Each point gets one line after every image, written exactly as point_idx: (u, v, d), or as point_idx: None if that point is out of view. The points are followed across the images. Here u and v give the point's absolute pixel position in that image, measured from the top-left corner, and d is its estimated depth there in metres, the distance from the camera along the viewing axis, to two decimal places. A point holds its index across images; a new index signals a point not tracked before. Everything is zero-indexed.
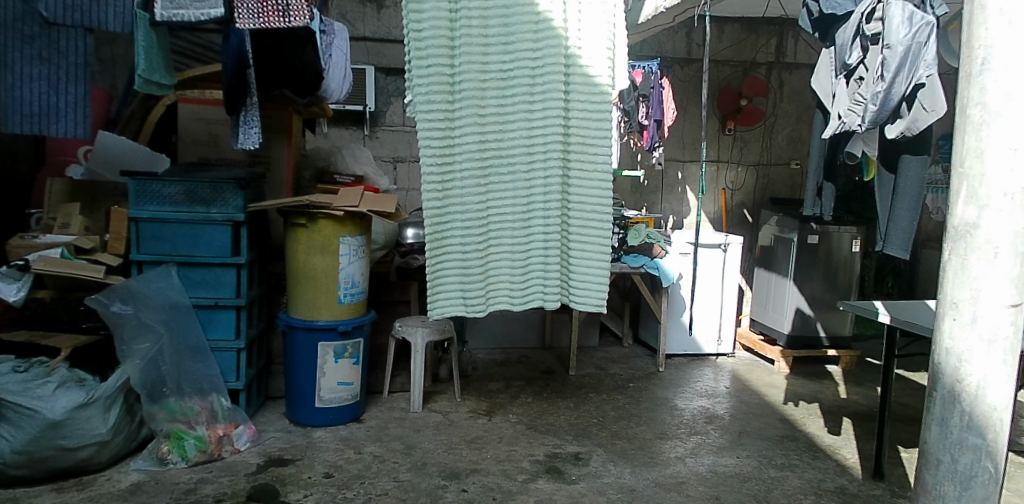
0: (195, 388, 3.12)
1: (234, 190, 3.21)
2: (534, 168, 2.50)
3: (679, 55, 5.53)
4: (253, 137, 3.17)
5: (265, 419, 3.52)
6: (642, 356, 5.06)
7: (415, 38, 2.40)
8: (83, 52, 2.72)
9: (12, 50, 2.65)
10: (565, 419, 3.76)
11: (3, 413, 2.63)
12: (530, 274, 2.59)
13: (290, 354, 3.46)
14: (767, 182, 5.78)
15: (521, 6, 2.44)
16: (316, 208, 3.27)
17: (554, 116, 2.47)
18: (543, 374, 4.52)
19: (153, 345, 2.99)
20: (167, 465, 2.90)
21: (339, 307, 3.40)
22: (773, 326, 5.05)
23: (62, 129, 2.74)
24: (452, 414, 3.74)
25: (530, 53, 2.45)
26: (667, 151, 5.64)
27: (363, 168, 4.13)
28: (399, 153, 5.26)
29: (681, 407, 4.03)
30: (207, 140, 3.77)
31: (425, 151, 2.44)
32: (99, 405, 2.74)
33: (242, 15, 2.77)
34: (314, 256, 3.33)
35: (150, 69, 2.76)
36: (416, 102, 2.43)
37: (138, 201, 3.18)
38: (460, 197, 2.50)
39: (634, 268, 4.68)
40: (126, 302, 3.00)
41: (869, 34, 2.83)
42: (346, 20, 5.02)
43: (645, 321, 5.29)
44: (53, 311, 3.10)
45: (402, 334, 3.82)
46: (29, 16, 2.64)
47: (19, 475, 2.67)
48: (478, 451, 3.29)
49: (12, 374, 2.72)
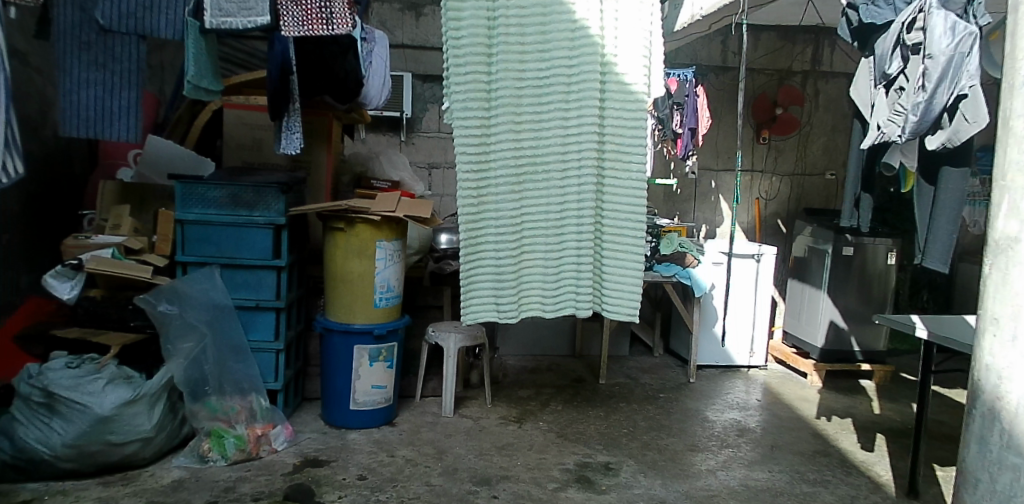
0: (236, 388, 3.18)
1: (276, 195, 3.27)
2: (569, 175, 2.52)
3: (714, 63, 5.49)
4: (295, 143, 3.22)
5: (301, 420, 3.57)
6: (673, 367, 5.02)
7: (453, 46, 2.43)
8: (136, 58, 2.82)
9: (71, 57, 2.75)
10: (595, 428, 3.75)
11: (55, 407, 2.71)
12: (563, 282, 2.60)
13: (327, 356, 3.51)
14: (802, 192, 5.70)
15: (558, 13, 2.46)
16: (354, 213, 3.32)
17: (589, 124, 2.48)
18: (574, 382, 4.50)
19: (196, 345, 3.07)
20: (208, 462, 2.96)
21: (375, 310, 3.44)
22: (806, 339, 4.96)
23: (115, 133, 2.83)
24: (483, 420, 3.75)
25: (567, 61, 2.47)
26: (701, 160, 5.60)
27: (400, 174, 4.18)
28: (434, 159, 5.30)
29: (712, 420, 3.98)
30: (251, 145, 3.83)
31: (462, 157, 2.46)
32: (145, 402, 2.81)
33: (287, 23, 2.81)
34: (351, 260, 3.37)
35: (198, 75, 2.84)
36: (453, 108, 2.45)
37: (185, 204, 3.26)
38: (495, 204, 2.51)
39: (666, 277, 4.64)
40: (172, 302, 3.08)
41: (909, 44, 2.76)
42: (385, 27, 5.09)
43: (676, 331, 5.25)
44: (105, 310, 3.18)
45: (435, 339, 3.85)
46: (87, 24, 2.74)
47: (68, 469, 2.75)
48: (508, 458, 3.29)
49: (65, 369, 2.79)
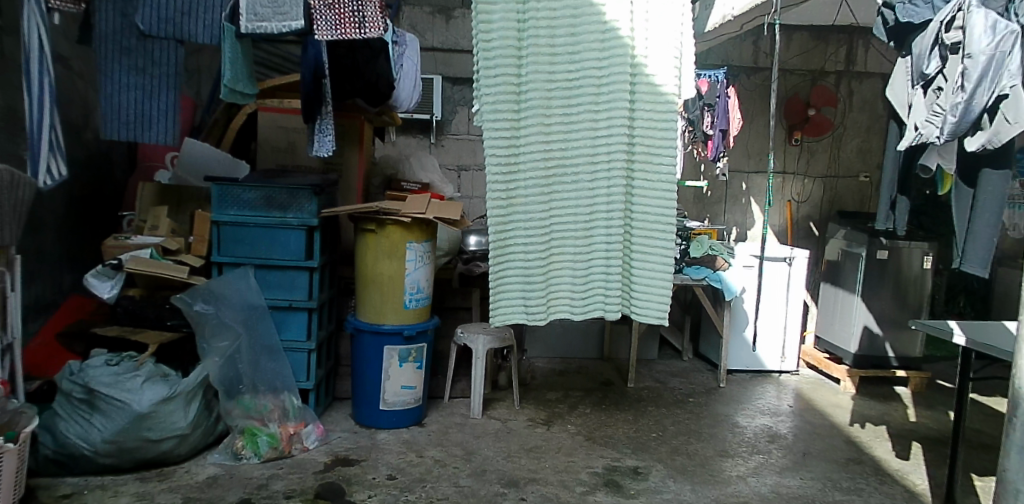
0: (269, 386, 3.23)
1: (309, 196, 3.32)
2: (598, 177, 2.51)
3: (746, 64, 5.43)
4: (328, 145, 3.26)
5: (332, 419, 3.61)
6: (702, 371, 4.96)
7: (483, 48, 2.43)
8: (174, 62, 2.87)
9: (112, 61, 2.82)
10: (623, 432, 3.72)
11: (96, 404, 2.78)
12: (592, 284, 2.59)
13: (357, 357, 3.55)
14: (836, 195, 5.60)
15: (588, 14, 2.45)
16: (385, 215, 3.35)
17: (619, 125, 2.47)
18: (602, 385, 4.48)
19: (232, 344, 3.13)
20: (241, 459, 3.00)
21: (405, 311, 3.47)
22: (839, 344, 4.87)
23: (154, 136, 2.89)
24: (511, 422, 3.75)
25: (597, 62, 2.46)
26: (732, 162, 5.53)
27: (430, 176, 4.21)
28: (463, 161, 5.33)
29: (742, 425, 3.92)
30: (285, 148, 3.89)
31: (491, 159, 2.46)
32: (182, 399, 2.87)
33: (321, 26, 2.84)
34: (382, 261, 3.40)
35: (234, 79, 2.89)
36: (483, 111, 2.46)
37: (220, 205, 3.32)
38: (524, 206, 2.51)
39: (696, 280, 4.59)
40: (207, 302, 3.15)
41: (948, 43, 2.70)
42: (416, 30, 5.14)
43: (706, 335, 5.19)
44: (143, 308, 3.24)
45: (463, 341, 3.87)
46: (127, 29, 2.82)
47: (107, 464, 2.81)
48: (536, 460, 3.28)
49: (105, 367, 2.86)
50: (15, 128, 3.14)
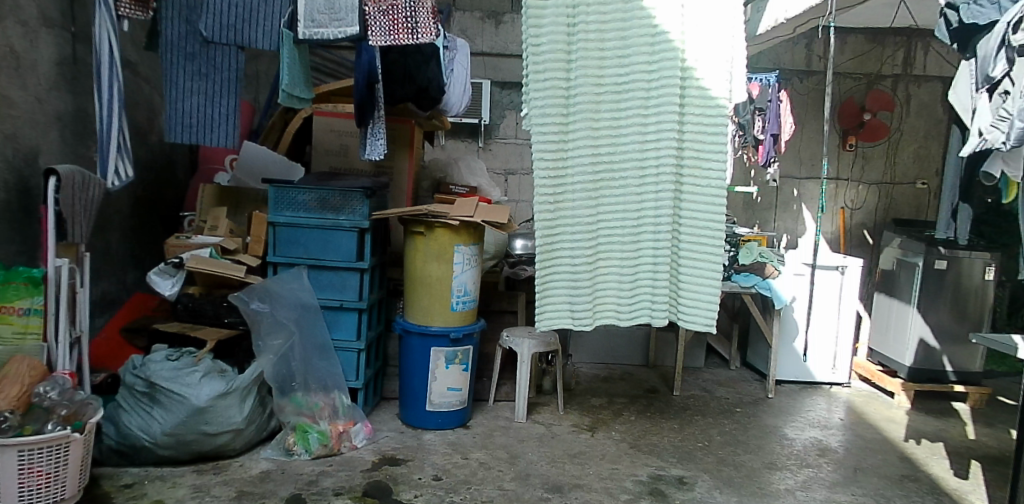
0: (320, 385, 3.30)
1: (361, 198, 3.38)
2: (646, 182, 2.49)
3: (798, 67, 5.32)
4: (379, 149, 3.32)
5: (379, 419, 3.66)
6: (750, 381, 4.86)
7: (533, 52, 2.44)
8: (235, 68, 2.96)
9: (177, 67, 2.93)
10: (669, 440, 3.67)
11: (157, 398, 2.87)
12: (639, 290, 2.57)
13: (405, 357, 3.59)
14: (892, 202, 5.42)
15: (638, 18, 2.44)
16: (433, 218, 3.40)
17: (669, 129, 2.44)
18: (647, 393, 4.43)
19: (285, 342, 3.22)
20: (293, 455, 3.07)
21: (452, 313, 3.50)
22: (894, 356, 4.71)
23: (215, 140, 2.99)
24: (555, 427, 3.74)
25: (646, 66, 2.45)
26: (783, 167, 5.41)
27: (478, 180, 4.24)
28: (511, 165, 5.34)
29: (791, 438, 3.82)
30: (338, 151, 3.96)
31: (539, 164, 2.47)
32: (237, 395, 2.96)
33: (375, 32, 2.90)
34: (430, 264, 3.45)
35: (292, 84, 2.95)
36: (531, 115, 2.46)
37: (276, 207, 3.40)
38: (572, 210, 2.50)
39: (745, 287, 4.50)
40: (263, 301, 3.24)
41: (1017, 45, 2.58)
42: (466, 35, 5.20)
43: (755, 343, 5.08)
44: (202, 306, 3.36)
45: (509, 344, 3.87)
46: (192, 35, 2.92)
47: (166, 456, 2.91)
48: (580, 466, 3.26)
49: (166, 362, 2.96)
50: (84, 131, 3.28)
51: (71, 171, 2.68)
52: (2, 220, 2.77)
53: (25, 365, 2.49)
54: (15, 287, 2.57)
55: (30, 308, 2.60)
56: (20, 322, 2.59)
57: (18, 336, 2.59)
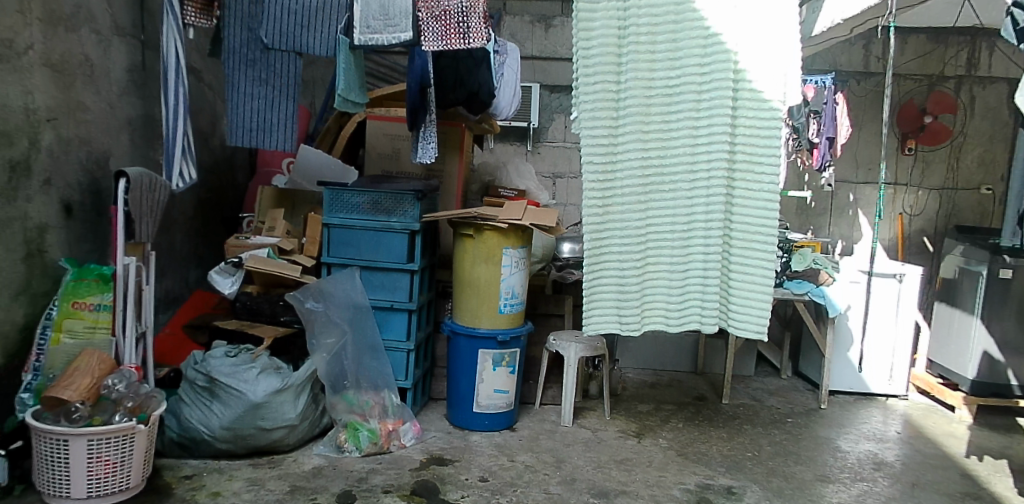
0: (371, 384, 3.36)
1: (412, 201, 3.43)
2: (697, 186, 2.46)
3: (855, 69, 5.18)
4: (430, 152, 3.36)
5: (427, 418, 3.70)
6: (802, 391, 4.74)
7: (583, 55, 2.43)
8: (294, 74, 3.05)
9: (239, 73, 3.03)
10: (717, 449, 3.61)
11: (216, 392, 2.97)
12: (688, 296, 2.54)
13: (453, 359, 3.63)
14: (953, 208, 5.22)
15: (690, 19, 2.41)
16: (482, 220, 3.42)
17: (720, 132, 2.41)
18: (695, 400, 4.37)
19: (337, 341, 3.29)
20: (344, 452, 3.13)
21: (499, 316, 3.51)
22: (955, 369, 4.52)
23: (274, 143, 3.08)
24: (601, 432, 3.72)
25: (697, 69, 2.42)
26: (838, 172, 5.27)
27: (526, 183, 4.26)
28: (559, 169, 5.34)
29: (845, 450, 3.71)
30: (390, 154, 4.03)
31: (588, 167, 2.46)
32: (292, 391, 3.04)
33: (428, 37, 2.94)
34: (479, 266, 3.47)
35: (347, 89, 3.02)
36: (581, 118, 2.46)
37: (331, 208, 3.48)
38: (621, 214, 2.49)
39: (798, 295, 4.36)
40: (318, 300, 3.33)
41: None
42: (516, 39, 5.25)
43: (807, 352, 4.95)
44: (259, 304, 3.45)
45: (555, 348, 3.87)
46: (253, 43, 3.01)
47: (224, 449, 3.00)
48: (627, 472, 3.24)
49: (225, 358, 3.06)
50: (152, 135, 3.42)
51: (140, 174, 2.79)
52: (76, 219, 2.91)
53: (96, 359, 2.62)
54: (87, 284, 2.73)
55: (100, 304, 2.74)
56: (90, 317, 2.72)
57: (88, 330, 2.72)
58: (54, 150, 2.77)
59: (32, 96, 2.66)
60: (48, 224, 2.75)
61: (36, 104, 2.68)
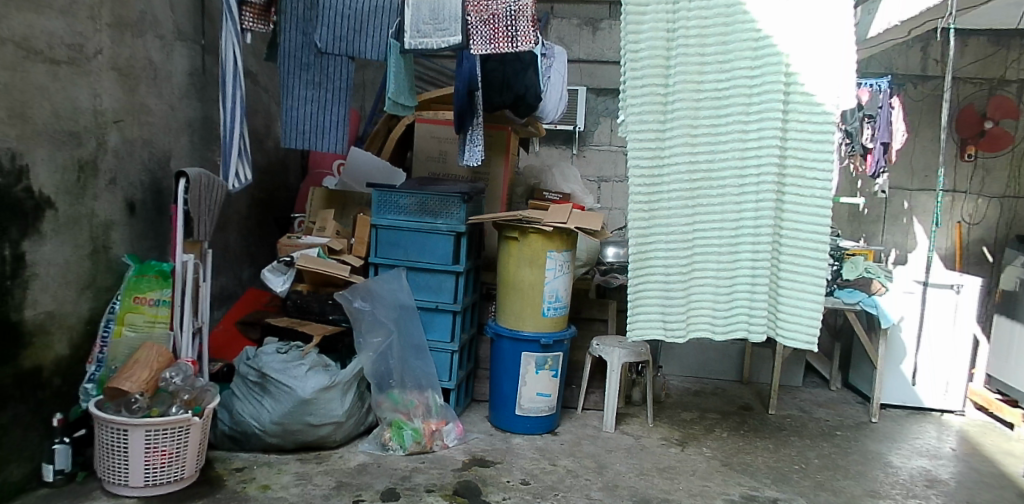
0: (415, 383, 3.40)
1: (458, 203, 3.46)
2: (746, 190, 2.42)
3: (913, 72, 5.03)
4: (476, 155, 3.40)
5: (470, 420, 3.72)
6: (852, 403, 4.61)
7: (631, 58, 2.42)
8: (347, 77, 3.11)
9: (294, 76, 3.11)
10: (762, 460, 3.54)
11: (267, 388, 3.05)
12: (735, 303, 2.50)
13: (496, 362, 3.64)
14: (1016, 217, 5.01)
15: (741, 22, 2.37)
16: (527, 223, 3.43)
17: (771, 137, 2.36)
18: (740, 410, 4.29)
19: (383, 340, 3.34)
20: (388, 450, 3.17)
21: (543, 319, 3.51)
22: (1015, 385, 4.32)
23: (326, 145, 3.15)
24: (644, 439, 3.68)
25: (748, 72, 2.38)
26: (893, 178, 5.11)
27: (572, 186, 4.25)
28: (604, 173, 5.32)
29: (896, 466, 3.59)
30: (437, 156, 4.08)
31: (634, 171, 2.45)
32: (339, 389, 3.09)
33: (476, 41, 2.96)
34: (523, 269, 3.48)
35: (397, 92, 3.07)
36: (628, 121, 2.45)
37: (379, 210, 3.54)
38: (667, 218, 2.47)
39: (849, 304, 4.26)
40: (365, 299, 3.37)
41: None
42: (563, 43, 5.25)
43: (858, 364, 4.81)
44: (308, 302, 3.56)
45: (599, 352, 3.85)
46: (307, 47, 3.09)
47: (273, 444, 3.07)
48: (669, 481, 3.20)
49: (276, 354, 3.14)
50: (210, 136, 3.53)
51: (199, 174, 2.89)
52: (138, 217, 3.02)
53: (155, 352, 2.70)
54: (147, 280, 2.84)
55: (160, 299, 2.85)
56: (150, 311, 2.83)
57: (147, 324, 2.83)
58: (119, 151, 2.89)
59: (100, 98, 2.77)
60: (112, 221, 2.86)
61: (104, 106, 2.79)
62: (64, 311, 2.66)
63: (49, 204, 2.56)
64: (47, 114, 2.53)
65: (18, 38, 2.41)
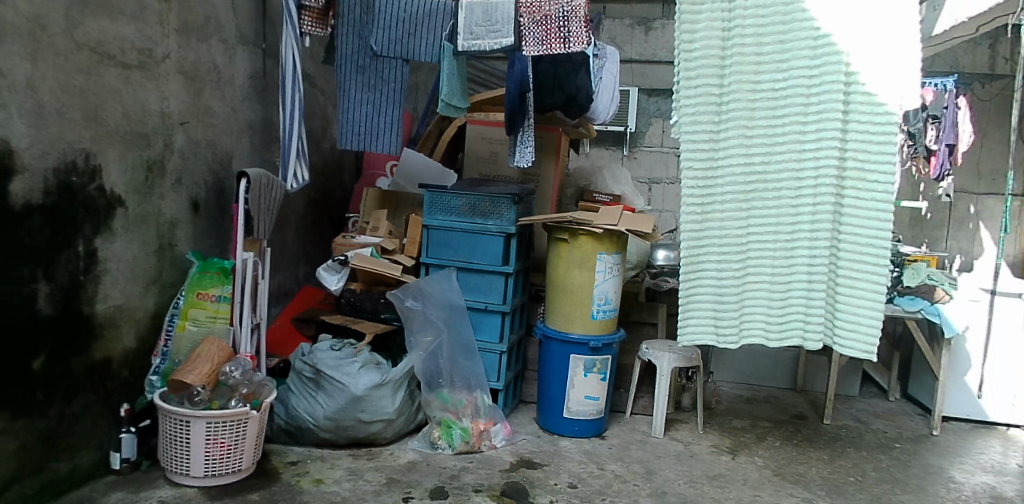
0: (464, 383, 3.42)
1: (509, 204, 3.47)
2: (803, 193, 2.35)
3: (980, 71, 4.82)
4: (527, 156, 3.41)
5: (518, 421, 3.72)
6: (912, 415, 4.43)
7: (685, 58, 2.39)
8: (401, 79, 3.16)
9: (350, 79, 3.17)
10: (816, 471, 3.43)
11: (321, 384, 3.11)
12: (791, 309, 2.42)
13: (545, 363, 3.64)
14: None
15: (800, 20, 2.31)
16: (577, 225, 3.42)
17: (830, 138, 2.29)
18: (794, 419, 4.18)
19: (434, 339, 3.37)
20: (437, 449, 3.20)
21: (592, 322, 3.49)
22: None
23: (379, 146, 3.20)
24: (694, 446, 3.62)
25: (806, 72, 2.31)
26: (959, 181, 4.91)
27: (622, 188, 4.21)
28: (655, 174, 5.26)
29: (959, 481, 3.44)
30: (488, 158, 4.10)
31: (687, 173, 2.42)
32: (390, 387, 3.14)
33: (529, 42, 2.97)
34: (573, 271, 3.47)
35: (450, 94, 3.11)
36: (681, 122, 2.42)
37: (431, 211, 3.59)
38: (720, 221, 2.43)
39: (909, 312, 4.10)
40: (417, 299, 3.42)
41: None
42: (615, 43, 5.23)
43: (919, 374, 4.63)
44: (362, 300, 3.64)
45: (648, 356, 3.80)
46: (363, 50, 3.14)
47: (326, 439, 3.13)
48: (719, 489, 3.14)
49: (331, 351, 3.21)
50: (269, 137, 3.63)
51: (259, 174, 2.97)
52: (201, 216, 3.12)
53: (216, 347, 2.80)
54: (210, 277, 2.93)
55: (221, 296, 2.95)
56: (212, 307, 2.93)
57: (210, 319, 2.93)
58: (185, 152, 2.99)
59: (167, 101, 2.87)
60: (177, 219, 2.97)
61: (171, 108, 2.90)
62: (132, 306, 2.77)
63: (119, 202, 2.67)
64: (118, 116, 2.64)
65: (92, 44, 2.52)
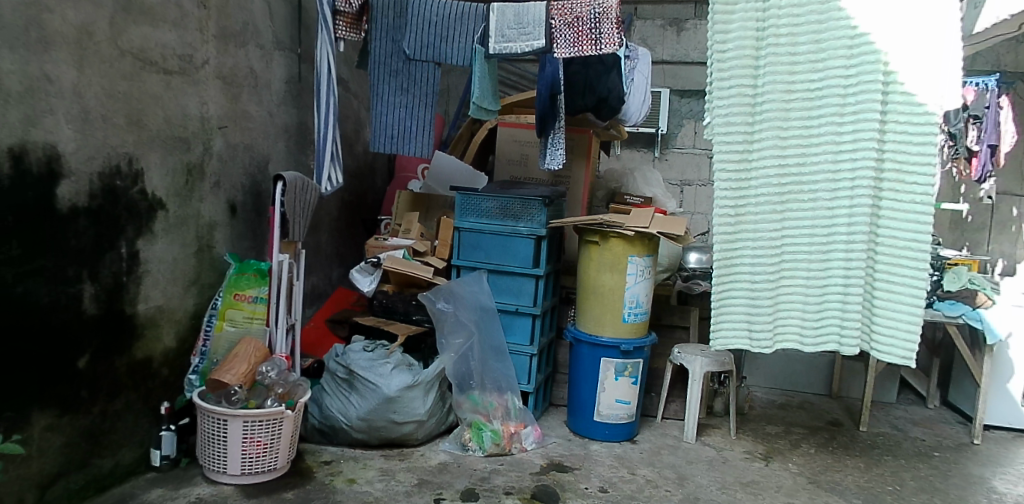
0: (495, 385, 3.43)
1: (539, 206, 3.47)
2: (839, 196, 2.31)
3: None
4: (557, 158, 3.39)
5: (548, 424, 3.72)
6: (953, 423, 4.32)
7: (719, 59, 2.37)
8: (433, 82, 3.18)
9: (383, 83, 3.20)
10: (852, 480, 3.37)
11: (354, 384, 3.14)
12: (826, 314, 2.38)
13: (575, 366, 3.63)
14: None
15: (837, 19, 2.27)
16: (608, 227, 3.41)
17: (867, 139, 2.25)
18: (829, 426, 4.10)
19: (465, 341, 3.39)
20: (468, 450, 3.21)
21: (623, 325, 3.47)
22: None
23: (412, 149, 3.24)
24: (726, 452, 3.58)
25: (842, 72, 2.27)
26: (1002, 183, 4.77)
27: (654, 190, 4.18)
28: (687, 176, 5.22)
29: (1002, 492, 3.35)
30: (519, 160, 4.10)
31: (720, 175, 2.40)
32: (421, 388, 3.16)
33: (560, 44, 2.97)
34: (603, 273, 3.46)
35: (482, 96, 3.12)
36: (714, 124, 2.40)
37: (462, 213, 3.61)
38: (754, 224, 2.40)
39: (949, 317, 4.00)
40: (448, 301, 3.44)
41: None
42: (646, 44, 5.20)
43: (960, 382, 4.51)
44: (394, 302, 3.66)
45: (680, 361, 3.76)
46: (396, 54, 3.17)
47: (359, 439, 3.17)
48: (753, 496, 3.09)
49: (364, 352, 3.24)
50: (304, 140, 3.68)
51: (295, 178, 3.01)
52: (239, 219, 3.18)
53: (252, 347, 2.86)
54: (247, 278, 2.98)
55: (257, 297, 3.00)
56: (248, 308, 2.98)
57: (246, 321, 2.99)
58: (224, 156, 3.05)
59: (206, 106, 2.94)
60: (215, 221, 3.03)
61: (210, 113, 2.96)
62: (172, 306, 2.84)
63: (160, 205, 2.73)
64: (160, 121, 2.71)
65: (136, 51, 2.58)
